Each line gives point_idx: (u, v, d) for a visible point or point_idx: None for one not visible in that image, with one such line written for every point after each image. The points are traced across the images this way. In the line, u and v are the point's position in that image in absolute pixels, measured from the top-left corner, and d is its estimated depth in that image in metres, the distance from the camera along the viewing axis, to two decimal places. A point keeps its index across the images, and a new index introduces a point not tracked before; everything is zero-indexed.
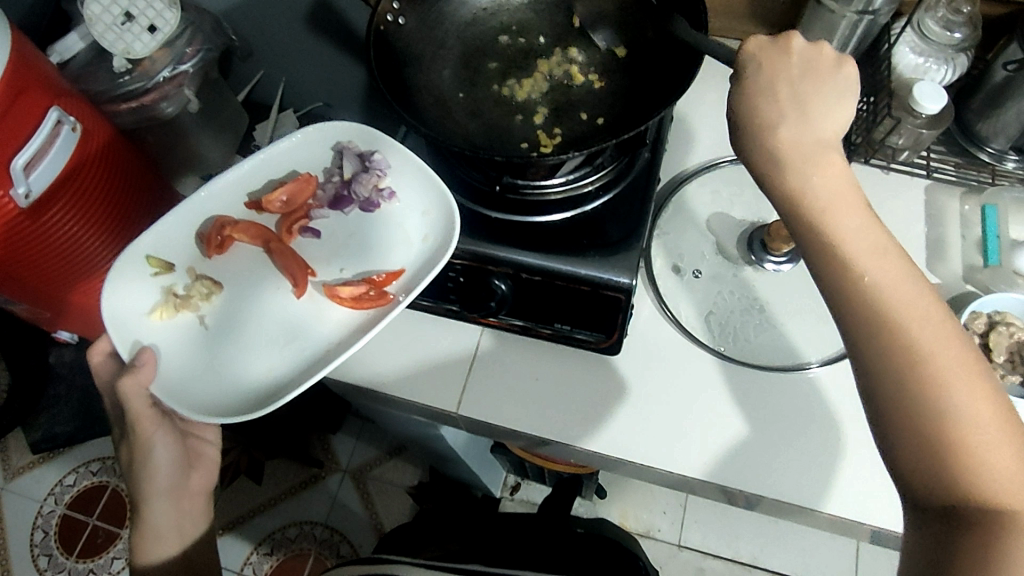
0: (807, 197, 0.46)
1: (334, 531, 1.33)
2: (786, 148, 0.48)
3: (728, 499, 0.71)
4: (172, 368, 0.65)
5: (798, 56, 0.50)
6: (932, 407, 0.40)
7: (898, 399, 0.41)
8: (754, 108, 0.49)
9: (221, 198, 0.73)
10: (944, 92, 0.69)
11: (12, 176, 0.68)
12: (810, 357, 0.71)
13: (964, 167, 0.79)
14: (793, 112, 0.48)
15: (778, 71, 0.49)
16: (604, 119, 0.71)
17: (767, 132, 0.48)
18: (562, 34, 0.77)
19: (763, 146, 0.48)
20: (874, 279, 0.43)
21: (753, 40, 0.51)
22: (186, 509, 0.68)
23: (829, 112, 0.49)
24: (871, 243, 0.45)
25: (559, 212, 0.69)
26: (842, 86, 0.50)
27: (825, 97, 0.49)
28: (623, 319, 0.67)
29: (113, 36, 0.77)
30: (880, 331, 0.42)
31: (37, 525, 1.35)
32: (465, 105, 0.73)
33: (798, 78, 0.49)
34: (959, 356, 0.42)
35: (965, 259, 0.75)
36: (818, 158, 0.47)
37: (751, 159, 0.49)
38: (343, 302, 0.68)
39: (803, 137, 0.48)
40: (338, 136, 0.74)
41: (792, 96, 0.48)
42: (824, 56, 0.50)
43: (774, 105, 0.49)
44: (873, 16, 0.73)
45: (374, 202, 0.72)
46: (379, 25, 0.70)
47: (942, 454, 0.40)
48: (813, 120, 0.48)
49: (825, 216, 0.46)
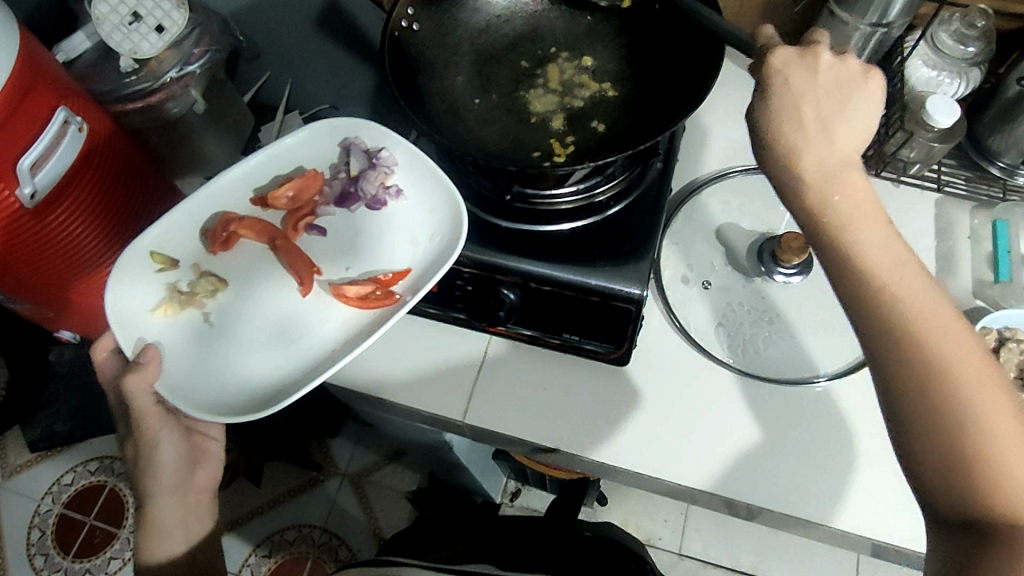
0: (825, 212, 0.46)
1: (333, 535, 1.32)
2: (811, 165, 0.47)
3: (730, 510, 0.70)
4: (176, 367, 0.65)
5: (825, 65, 0.49)
6: (948, 419, 0.40)
7: (914, 408, 0.41)
8: (777, 123, 0.49)
9: (227, 195, 0.72)
10: (956, 106, 0.69)
11: (17, 175, 0.67)
12: (820, 369, 0.70)
13: (975, 181, 0.79)
14: (817, 140, 0.48)
15: (804, 91, 0.49)
16: (604, 125, 0.71)
17: (790, 147, 0.48)
18: (576, 42, 0.76)
19: (789, 167, 0.48)
20: (891, 289, 0.43)
21: (777, 50, 0.50)
22: (191, 504, 0.68)
23: (852, 123, 0.48)
24: (895, 257, 0.44)
25: (569, 221, 0.69)
26: (868, 104, 0.49)
27: (855, 123, 0.48)
28: (632, 329, 0.66)
29: (120, 35, 0.77)
30: (898, 340, 0.42)
31: (35, 524, 1.34)
32: (478, 111, 0.72)
33: (823, 91, 0.49)
34: (979, 366, 0.41)
35: (976, 273, 0.74)
36: (847, 184, 0.47)
37: (779, 184, 0.49)
38: (349, 301, 0.68)
39: (829, 160, 0.47)
40: (347, 132, 0.73)
41: (816, 108, 0.48)
42: (850, 74, 0.50)
43: (798, 133, 0.48)
44: (886, 29, 0.72)
45: (381, 199, 0.72)
46: (393, 32, 0.70)
47: (964, 471, 0.39)
48: (834, 139, 0.48)
49: (849, 235, 0.45)
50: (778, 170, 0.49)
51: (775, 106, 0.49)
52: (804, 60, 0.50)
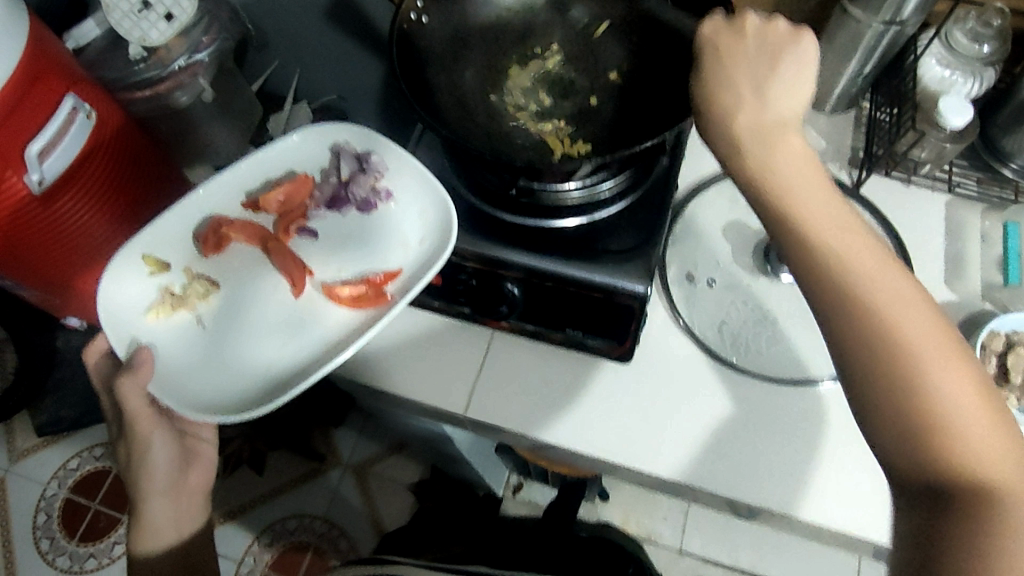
0: (754, 165, 0.49)
1: (334, 526, 1.33)
2: (749, 133, 0.50)
3: (731, 510, 0.70)
4: (169, 366, 0.65)
5: (753, 31, 0.53)
6: (929, 405, 0.42)
7: (902, 424, 0.42)
8: (712, 89, 0.52)
9: (218, 199, 0.72)
10: (969, 106, 0.68)
11: (25, 162, 0.68)
12: (821, 373, 0.70)
13: (986, 183, 0.78)
14: (753, 98, 0.50)
15: (734, 60, 0.52)
16: (595, 98, 0.72)
17: (728, 108, 0.51)
18: (583, 38, 0.76)
19: (728, 137, 0.50)
20: (812, 224, 0.47)
21: (709, 19, 0.54)
22: (184, 505, 0.68)
23: (788, 84, 0.51)
24: (826, 207, 0.48)
25: (571, 217, 0.68)
26: (798, 61, 0.52)
27: (786, 83, 0.51)
28: (635, 326, 0.66)
29: (129, 24, 0.77)
30: (865, 323, 0.44)
31: (40, 508, 1.35)
32: (487, 104, 0.72)
33: (756, 53, 0.52)
34: (951, 360, 0.43)
35: (985, 276, 0.74)
36: (783, 144, 0.49)
37: (722, 152, 0.51)
38: (342, 301, 0.68)
39: (764, 121, 0.50)
40: (335, 138, 0.73)
41: (750, 71, 0.51)
42: (778, 36, 0.52)
43: (733, 96, 0.51)
44: (900, 26, 0.70)
45: (371, 202, 0.72)
46: (402, 23, 0.70)
47: (885, 365, 0.43)
48: (769, 99, 0.50)
49: (786, 199, 0.48)
50: (716, 134, 0.51)
51: (709, 71, 0.52)
52: (733, 31, 0.53)
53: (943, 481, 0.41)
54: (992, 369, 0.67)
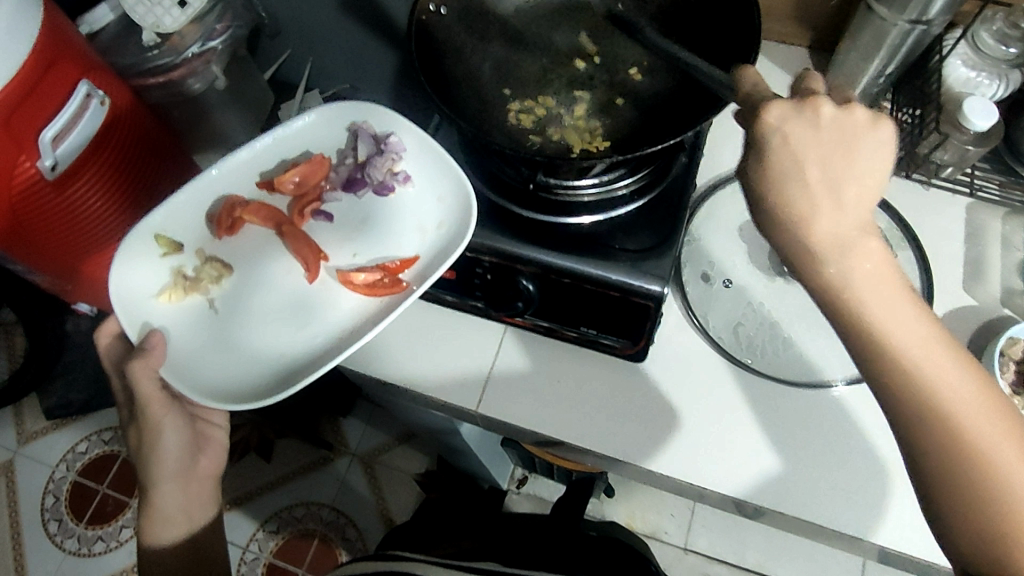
0: (810, 239, 0.41)
1: (342, 514, 1.34)
2: (827, 247, 0.41)
3: (740, 510, 0.70)
4: (180, 349, 0.65)
5: (827, 119, 0.42)
6: (995, 491, 0.38)
7: (953, 490, 0.39)
8: (776, 185, 0.42)
9: (233, 178, 0.72)
10: (993, 108, 0.67)
11: (39, 147, 0.68)
12: (835, 375, 0.70)
13: (1009, 186, 0.76)
14: (827, 203, 0.41)
15: (806, 154, 0.42)
16: (622, 98, 0.71)
17: (800, 216, 0.41)
18: (605, 31, 0.74)
19: (804, 253, 0.42)
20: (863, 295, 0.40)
21: (772, 103, 0.43)
22: (193, 492, 0.68)
23: (868, 183, 0.42)
24: (876, 271, 0.40)
25: (587, 214, 0.68)
26: (878, 153, 0.42)
27: (865, 182, 0.41)
28: (650, 326, 0.66)
29: (143, 9, 0.76)
30: (925, 405, 0.40)
31: (49, 490, 1.36)
32: (508, 100, 0.71)
33: (830, 147, 0.42)
34: (1005, 427, 0.39)
35: (1005, 282, 0.73)
36: (864, 255, 0.41)
37: (790, 257, 0.43)
38: (357, 288, 0.68)
39: (842, 230, 0.41)
40: (351, 117, 0.73)
41: (823, 168, 0.41)
42: (856, 123, 0.42)
43: (806, 199, 0.41)
44: (926, 26, 0.68)
45: (388, 184, 0.71)
46: (421, 15, 0.72)
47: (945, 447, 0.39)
48: (848, 206, 0.41)
49: (840, 276, 0.41)
50: (784, 240, 0.43)
51: (776, 166, 0.42)
52: (801, 113, 0.42)
53: (999, 533, 0.38)
54: (1010, 376, 0.66)
